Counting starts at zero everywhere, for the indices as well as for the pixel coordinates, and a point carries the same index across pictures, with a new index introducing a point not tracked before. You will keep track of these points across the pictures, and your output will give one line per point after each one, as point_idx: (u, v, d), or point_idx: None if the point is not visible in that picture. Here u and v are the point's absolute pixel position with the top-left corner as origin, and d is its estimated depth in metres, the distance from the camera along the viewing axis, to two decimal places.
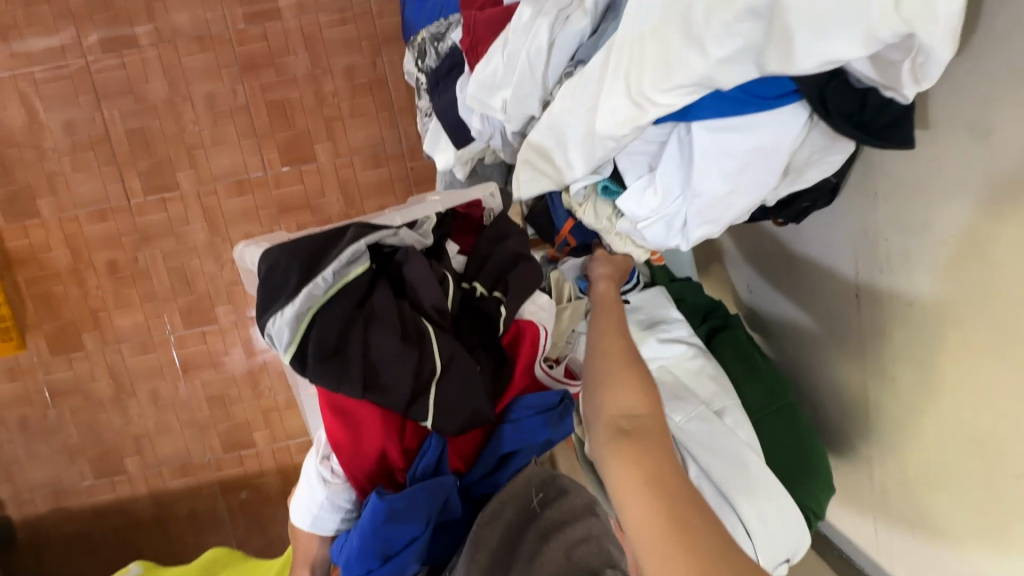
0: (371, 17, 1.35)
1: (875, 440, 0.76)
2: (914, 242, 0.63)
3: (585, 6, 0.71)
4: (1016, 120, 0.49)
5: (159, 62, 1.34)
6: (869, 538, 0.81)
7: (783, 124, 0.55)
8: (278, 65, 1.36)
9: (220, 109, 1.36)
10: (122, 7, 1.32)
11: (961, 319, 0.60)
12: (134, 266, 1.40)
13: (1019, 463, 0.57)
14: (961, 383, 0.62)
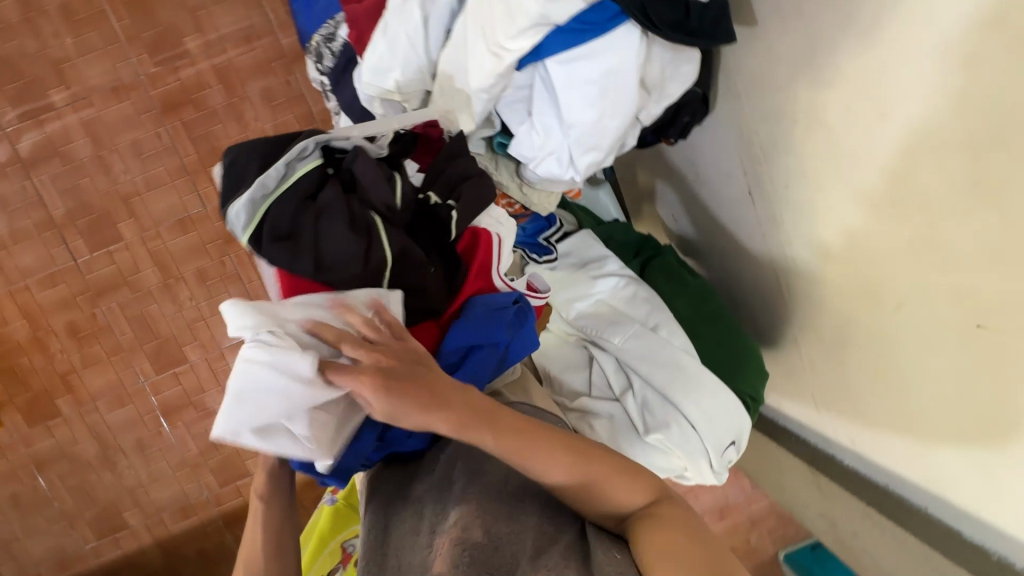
0: (277, 38, 1.39)
1: (796, 320, 0.82)
2: (775, 127, 0.69)
3: None
4: None
5: (78, 121, 1.37)
6: (811, 415, 0.88)
7: (621, 46, 0.61)
8: (196, 101, 1.39)
9: (147, 154, 1.39)
10: (31, 75, 1.35)
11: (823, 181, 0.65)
12: (94, 323, 1.42)
13: (892, 299, 0.62)
14: (837, 239, 0.66)
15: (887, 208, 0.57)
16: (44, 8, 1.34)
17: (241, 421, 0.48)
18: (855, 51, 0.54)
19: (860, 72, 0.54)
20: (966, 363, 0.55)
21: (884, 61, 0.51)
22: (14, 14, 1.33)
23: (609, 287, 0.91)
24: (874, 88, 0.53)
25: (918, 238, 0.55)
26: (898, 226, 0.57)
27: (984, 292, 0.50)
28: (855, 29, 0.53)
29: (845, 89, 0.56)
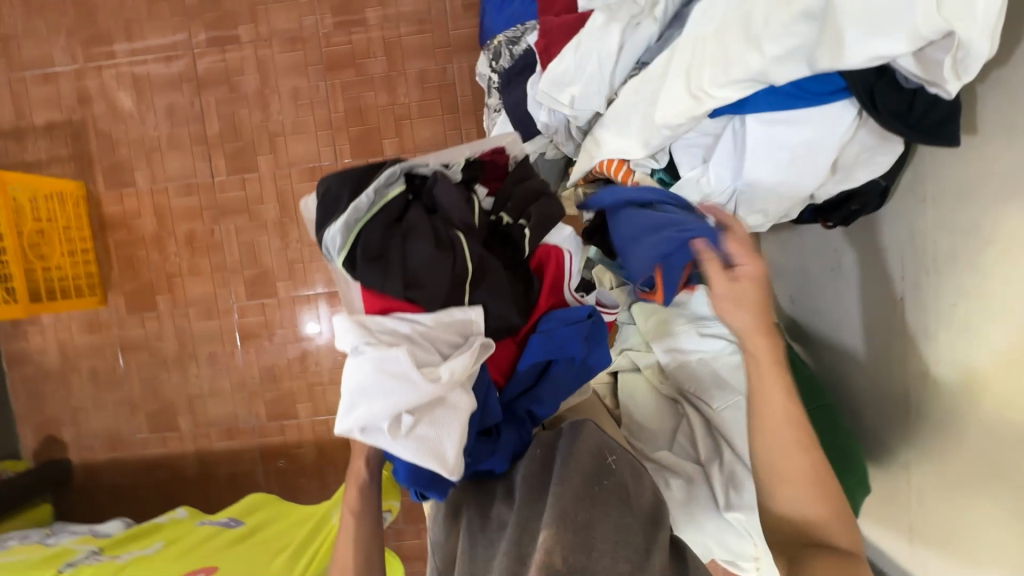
0: (446, 28, 1.47)
1: (915, 445, 0.76)
2: (960, 241, 0.65)
3: (655, 14, 0.78)
4: None
5: (254, 58, 1.50)
6: (903, 550, 0.81)
7: (830, 120, 0.60)
8: (359, 66, 1.49)
9: (302, 101, 1.50)
10: (229, 8, 1.49)
11: (1004, 316, 0.61)
12: (210, 238, 1.53)
13: None
14: (1000, 378, 0.63)
15: None
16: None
17: (359, 404, 0.61)
18: None
19: None
20: None
21: None
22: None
23: (717, 351, 0.88)
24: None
25: None
26: None
27: None
28: None
29: None
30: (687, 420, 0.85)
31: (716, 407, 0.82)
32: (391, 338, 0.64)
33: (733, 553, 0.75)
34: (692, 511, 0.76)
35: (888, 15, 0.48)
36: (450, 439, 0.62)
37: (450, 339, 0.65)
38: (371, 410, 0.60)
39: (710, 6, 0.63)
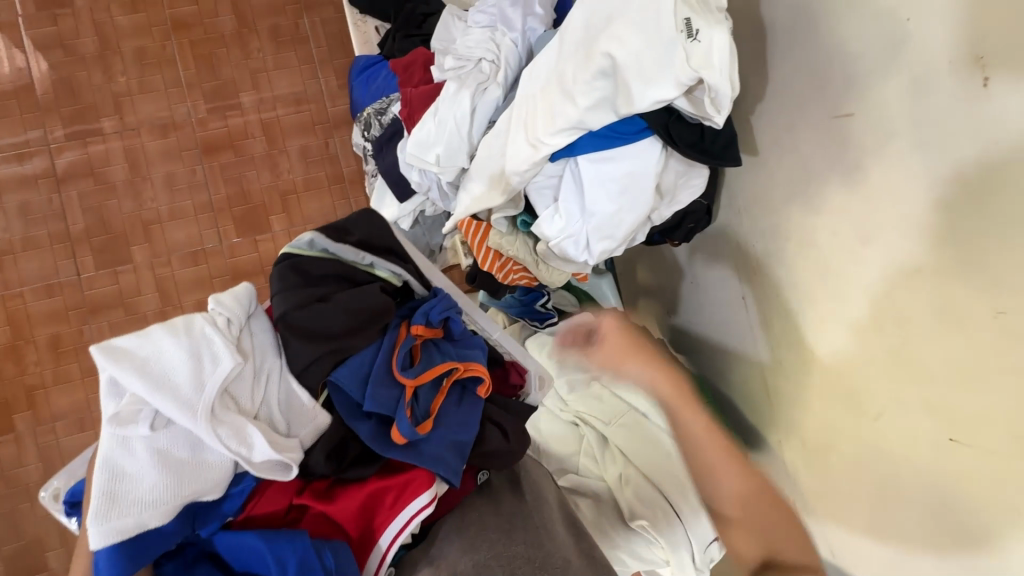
0: (326, 105, 1.53)
1: (780, 424, 0.85)
2: (770, 242, 0.78)
3: (498, 80, 0.89)
4: (812, 139, 0.67)
5: (122, 149, 1.45)
6: None
7: (643, 154, 0.71)
8: (237, 147, 1.49)
9: (179, 187, 1.46)
10: (89, 101, 1.44)
11: (808, 296, 0.73)
12: (78, 340, 1.38)
13: (872, 407, 0.67)
14: (819, 347, 0.73)
15: (868, 322, 0.65)
16: (119, 50, 1.46)
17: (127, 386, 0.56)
18: (838, 187, 0.64)
19: (843, 205, 0.64)
20: (940, 470, 0.59)
21: (863, 197, 0.62)
22: (91, 50, 1.45)
23: (605, 371, 0.93)
24: (862, 217, 0.62)
25: (897, 353, 0.61)
26: (878, 340, 0.64)
27: (962, 409, 0.55)
28: (839, 171, 0.64)
29: (834, 220, 0.66)
30: (586, 440, 0.88)
31: (611, 425, 0.87)
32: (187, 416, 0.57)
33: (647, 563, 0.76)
34: (600, 526, 0.78)
35: (656, 69, 0.60)
36: (148, 493, 0.52)
37: (253, 406, 0.60)
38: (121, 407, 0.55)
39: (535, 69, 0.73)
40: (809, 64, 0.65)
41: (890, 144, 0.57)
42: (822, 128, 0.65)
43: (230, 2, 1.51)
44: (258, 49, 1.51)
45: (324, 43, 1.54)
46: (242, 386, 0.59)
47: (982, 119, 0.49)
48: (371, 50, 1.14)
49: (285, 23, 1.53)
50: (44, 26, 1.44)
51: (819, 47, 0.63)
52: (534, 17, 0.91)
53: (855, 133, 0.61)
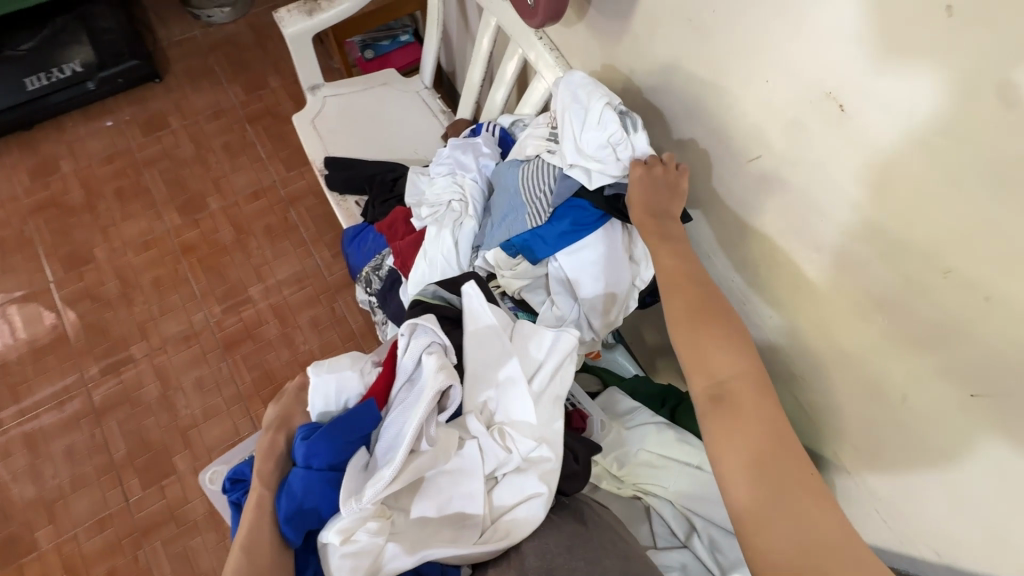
0: (324, 277, 1.67)
1: (828, 437, 0.85)
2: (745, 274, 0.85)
3: (470, 212, 1.04)
4: (735, 182, 0.77)
5: (151, 367, 1.56)
6: (891, 536, 0.83)
7: (610, 236, 0.83)
8: (254, 335, 1.60)
9: (208, 387, 1.54)
10: (117, 335, 1.59)
11: (797, 311, 0.78)
12: (134, 567, 1.37)
13: (895, 391, 0.69)
14: (827, 352, 0.76)
15: (854, 314, 0.69)
16: (139, 284, 1.64)
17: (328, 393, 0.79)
18: (774, 213, 0.73)
19: (785, 225, 0.72)
20: (975, 425, 0.61)
21: (796, 213, 0.69)
22: (114, 291, 1.63)
23: (648, 432, 0.95)
24: (804, 229, 0.70)
25: (891, 334, 0.65)
26: (869, 328, 0.67)
27: (965, 364, 0.58)
28: (768, 200, 0.73)
29: (786, 239, 0.73)
30: (655, 510, 0.91)
31: (673, 485, 0.90)
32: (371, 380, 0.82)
33: None
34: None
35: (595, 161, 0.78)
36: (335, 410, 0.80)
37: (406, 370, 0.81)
38: (325, 398, 0.79)
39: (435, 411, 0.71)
40: (709, 127, 0.76)
41: (795, 167, 0.67)
42: (739, 172, 0.75)
43: (226, 218, 1.72)
44: (256, 248, 1.69)
45: (312, 226, 1.72)
46: None
47: (853, 131, 0.59)
48: (356, 220, 1.26)
49: (275, 220, 1.73)
50: (72, 284, 1.64)
51: (710, 114, 0.75)
52: (484, 155, 1.09)
53: (765, 170, 0.71)
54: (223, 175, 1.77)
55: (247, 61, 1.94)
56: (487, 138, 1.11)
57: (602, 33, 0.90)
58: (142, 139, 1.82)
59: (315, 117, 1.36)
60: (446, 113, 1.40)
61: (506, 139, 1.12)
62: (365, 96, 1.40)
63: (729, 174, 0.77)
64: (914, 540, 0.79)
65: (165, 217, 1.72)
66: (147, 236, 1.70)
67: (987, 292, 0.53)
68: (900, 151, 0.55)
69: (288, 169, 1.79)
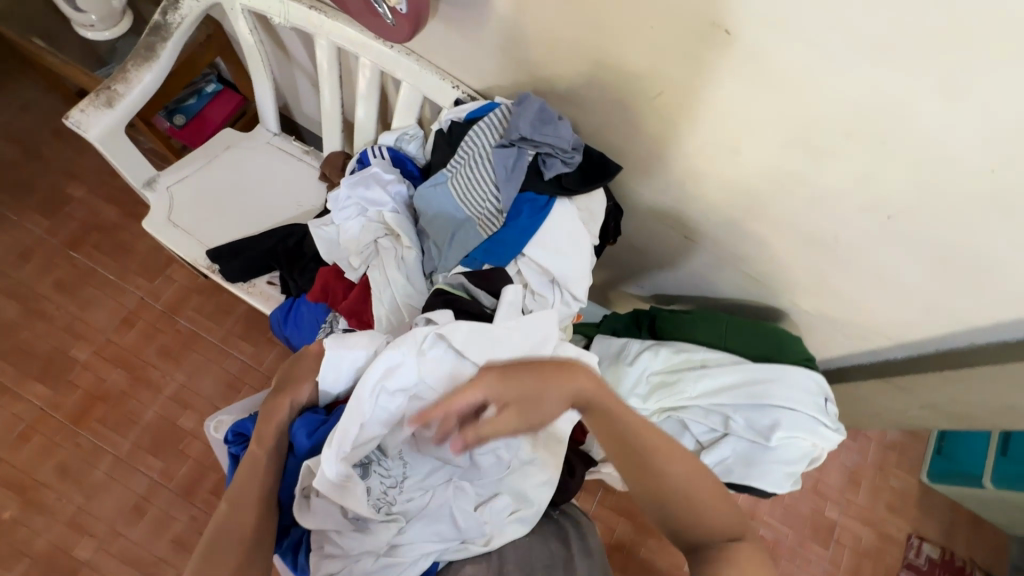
0: (258, 368, 1.47)
1: (785, 288, 1.02)
2: (676, 190, 0.95)
3: (406, 243, 1.00)
4: (649, 121, 0.86)
5: (111, 559, 1.28)
6: (857, 336, 1.04)
7: (564, 213, 0.88)
8: (215, 464, 1.37)
9: (193, 542, 1.31)
10: (47, 549, 1.27)
11: (734, 207, 0.91)
12: None
13: (831, 238, 0.85)
14: (770, 229, 0.90)
15: (781, 193, 0.83)
16: (39, 481, 1.32)
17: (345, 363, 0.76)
18: (691, 137, 0.83)
19: (704, 145, 0.83)
20: (901, 236, 0.78)
21: (708, 133, 0.81)
22: (12, 505, 1.30)
23: (652, 361, 1.06)
24: (720, 142, 0.81)
25: (816, 196, 0.80)
26: (795, 199, 0.82)
27: (879, 197, 0.74)
28: (682, 129, 0.83)
29: (707, 155, 0.85)
30: (691, 418, 1.05)
31: (693, 393, 1.04)
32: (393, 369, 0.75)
33: (802, 455, 0.99)
34: (755, 459, 0.98)
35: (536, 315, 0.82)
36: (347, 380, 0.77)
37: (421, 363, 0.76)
38: (337, 374, 0.76)
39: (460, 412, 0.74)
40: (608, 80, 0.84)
41: (698, 95, 0.77)
42: (650, 110, 0.84)
43: (106, 361, 1.44)
44: (162, 376, 1.43)
45: (214, 324, 1.50)
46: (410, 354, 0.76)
47: (741, 49, 0.68)
48: (278, 301, 1.08)
49: (167, 338, 1.47)
50: None
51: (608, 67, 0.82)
52: (390, 182, 1.04)
53: (673, 104, 0.80)
54: (74, 317, 1.47)
55: (27, 181, 1.58)
56: (381, 163, 1.06)
57: (461, 28, 0.93)
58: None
59: (172, 215, 1.10)
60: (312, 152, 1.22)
61: (398, 156, 1.09)
62: (214, 169, 1.16)
63: (639, 114, 0.86)
64: (878, 331, 0.99)
65: (28, 395, 1.39)
66: (18, 426, 1.36)
67: (884, 138, 0.67)
68: (783, 55, 0.65)
69: (151, 278, 1.52)
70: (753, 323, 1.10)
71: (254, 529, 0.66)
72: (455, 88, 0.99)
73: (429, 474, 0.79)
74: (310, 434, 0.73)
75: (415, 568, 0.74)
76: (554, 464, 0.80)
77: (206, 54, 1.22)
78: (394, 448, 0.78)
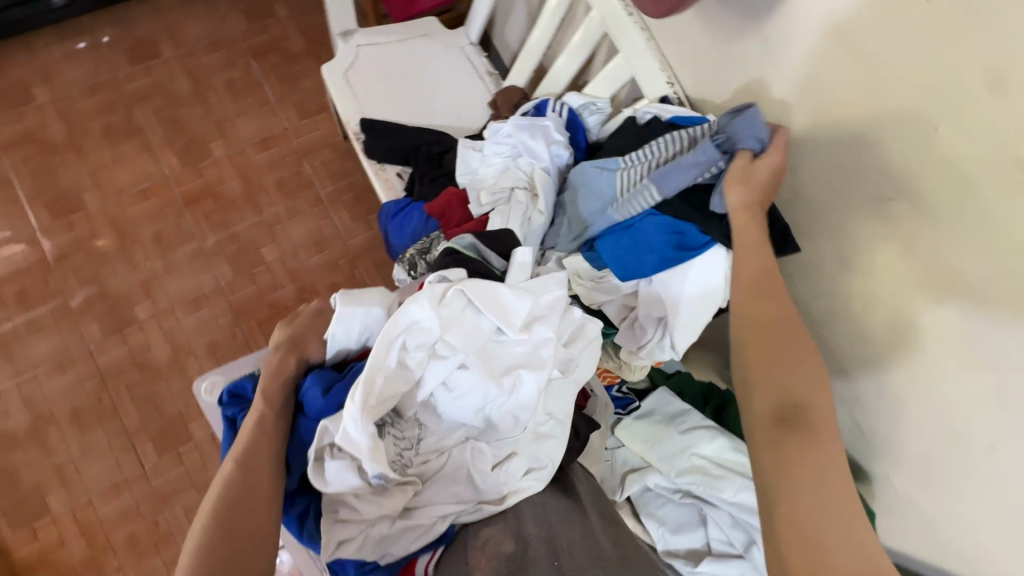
0: (344, 240, 1.51)
1: (884, 459, 0.88)
2: (830, 299, 0.86)
3: (541, 209, 0.99)
4: (857, 217, 0.77)
5: (158, 328, 1.42)
6: (922, 551, 0.90)
7: (714, 260, 0.87)
8: (269, 301, 1.46)
9: (223, 353, 1.42)
10: (119, 293, 1.43)
11: (885, 348, 0.80)
12: (155, 535, 1.29)
13: (977, 443, 0.73)
14: (909, 392, 0.79)
15: (955, 366, 0.72)
16: (139, 237, 1.48)
17: (348, 326, 0.78)
18: (892, 257, 0.74)
19: (902, 272, 0.74)
20: None
21: (919, 263, 0.71)
22: (112, 243, 1.47)
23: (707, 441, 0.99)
24: (925, 278, 0.71)
25: (998, 392, 0.68)
26: (968, 381, 0.71)
27: None
28: (887, 243, 0.74)
29: (898, 284, 0.75)
30: (712, 517, 0.96)
31: (731, 495, 0.95)
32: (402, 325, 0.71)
33: None
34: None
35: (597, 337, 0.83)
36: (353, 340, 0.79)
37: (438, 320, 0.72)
38: (348, 329, 0.78)
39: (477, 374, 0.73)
40: (838, 156, 0.76)
41: (933, 221, 0.68)
42: (867, 206, 0.75)
43: (233, 167, 1.54)
44: (267, 203, 1.52)
45: (329, 182, 1.55)
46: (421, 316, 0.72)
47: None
48: (397, 196, 1.09)
49: (288, 173, 1.55)
50: (62, 233, 1.47)
51: (850, 143, 0.74)
52: (556, 143, 1.02)
53: (899, 215, 0.71)
54: (226, 117, 1.58)
55: None
56: (556, 120, 1.03)
57: (716, 26, 0.86)
58: (131, 69, 1.61)
59: (350, 70, 1.11)
60: (495, 77, 1.18)
61: (575, 121, 1.04)
62: (405, 48, 1.15)
63: (846, 205, 0.78)
64: (950, 558, 0.85)
65: (163, 161, 1.54)
66: (145, 182, 1.52)
67: None
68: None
69: (301, 115, 1.60)
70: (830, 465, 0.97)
71: (263, 493, 0.66)
72: (668, 86, 0.94)
73: (447, 436, 0.76)
74: (318, 393, 0.74)
75: (432, 530, 0.72)
76: (564, 420, 0.78)
77: None
78: (411, 408, 0.75)
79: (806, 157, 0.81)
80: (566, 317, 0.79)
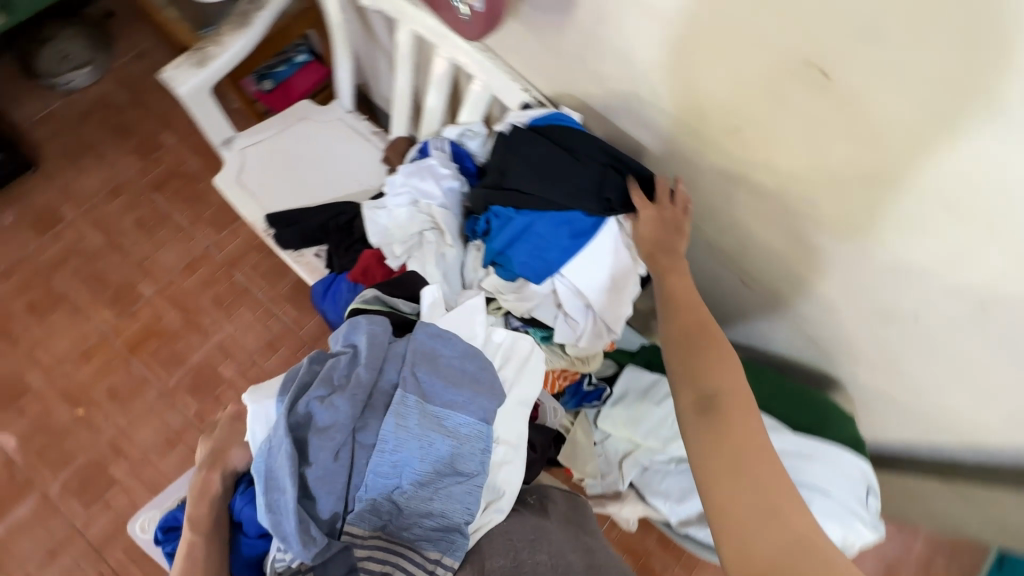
0: (303, 327, 1.55)
1: (842, 362, 0.89)
2: (735, 233, 0.85)
3: (449, 241, 0.98)
4: (714, 151, 0.76)
5: (140, 481, 1.42)
6: (914, 431, 0.90)
7: (609, 240, 0.80)
8: None
9: None
10: (89, 461, 1.43)
11: (795, 258, 0.80)
12: None
13: (905, 315, 0.73)
14: (834, 290, 0.79)
15: (852, 253, 0.72)
16: (93, 400, 1.48)
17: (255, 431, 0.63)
18: (760, 176, 0.73)
19: (770, 187, 0.73)
20: (992, 331, 0.65)
21: (780, 173, 0.71)
22: (69, 416, 1.46)
23: None
24: (793, 184, 0.70)
25: (895, 267, 0.68)
26: (870, 265, 0.71)
27: (976, 281, 0.62)
28: (751, 166, 0.73)
29: (777, 198, 0.74)
30: None
31: None
32: (295, 405, 0.62)
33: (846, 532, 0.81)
34: None
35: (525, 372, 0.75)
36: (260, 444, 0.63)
37: (336, 376, 0.64)
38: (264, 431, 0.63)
39: (395, 421, 0.63)
40: (677, 102, 0.74)
41: (762, 131, 0.68)
42: (715, 140, 0.74)
43: (166, 300, 1.56)
44: (212, 324, 1.55)
45: (265, 283, 1.59)
46: (331, 373, 0.64)
47: (836, 96, 0.58)
48: (321, 274, 1.17)
49: (223, 288, 1.58)
50: (15, 423, 1.45)
51: (677, 88, 0.73)
52: (443, 177, 1.01)
53: (743, 139, 0.71)
54: (146, 256, 1.60)
55: (127, 122, 1.72)
56: (440, 157, 1.03)
57: (540, 28, 0.84)
58: (39, 242, 1.61)
59: (241, 173, 1.23)
60: (379, 132, 1.30)
61: (459, 151, 1.05)
62: (287, 136, 1.28)
63: (696, 143, 0.77)
64: (941, 431, 0.85)
65: (97, 318, 1.54)
66: (84, 344, 1.52)
67: (990, 220, 0.56)
68: (897, 115, 0.55)
69: (218, 230, 1.63)
70: (807, 386, 0.95)
71: None
72: (524, 92, 0.92)
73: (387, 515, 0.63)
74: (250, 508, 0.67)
75: None
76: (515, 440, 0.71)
77: (301, 24, 1.38)
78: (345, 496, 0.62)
79: (653, 118, 0.79)
80: (487, 343, 0.74)
